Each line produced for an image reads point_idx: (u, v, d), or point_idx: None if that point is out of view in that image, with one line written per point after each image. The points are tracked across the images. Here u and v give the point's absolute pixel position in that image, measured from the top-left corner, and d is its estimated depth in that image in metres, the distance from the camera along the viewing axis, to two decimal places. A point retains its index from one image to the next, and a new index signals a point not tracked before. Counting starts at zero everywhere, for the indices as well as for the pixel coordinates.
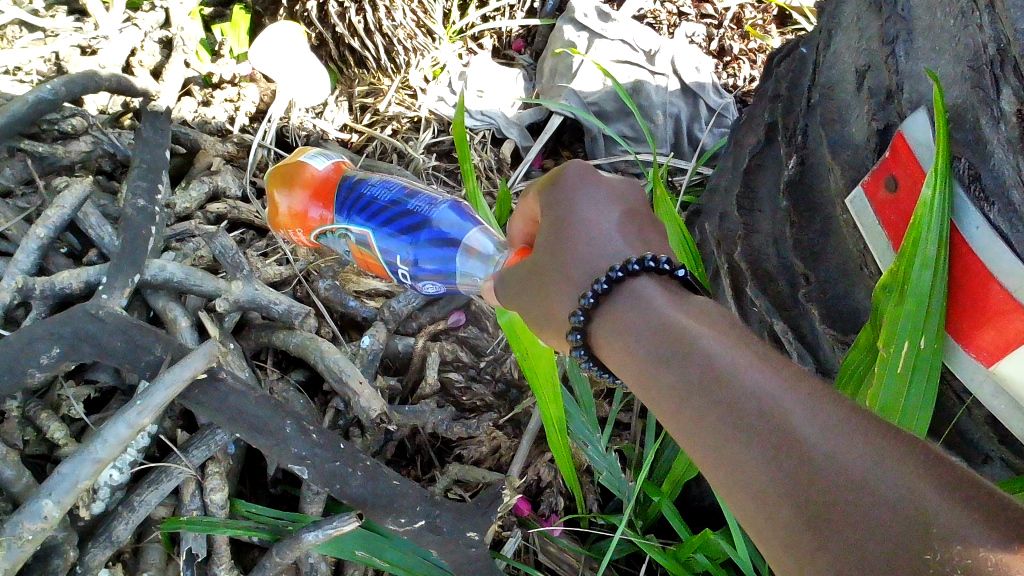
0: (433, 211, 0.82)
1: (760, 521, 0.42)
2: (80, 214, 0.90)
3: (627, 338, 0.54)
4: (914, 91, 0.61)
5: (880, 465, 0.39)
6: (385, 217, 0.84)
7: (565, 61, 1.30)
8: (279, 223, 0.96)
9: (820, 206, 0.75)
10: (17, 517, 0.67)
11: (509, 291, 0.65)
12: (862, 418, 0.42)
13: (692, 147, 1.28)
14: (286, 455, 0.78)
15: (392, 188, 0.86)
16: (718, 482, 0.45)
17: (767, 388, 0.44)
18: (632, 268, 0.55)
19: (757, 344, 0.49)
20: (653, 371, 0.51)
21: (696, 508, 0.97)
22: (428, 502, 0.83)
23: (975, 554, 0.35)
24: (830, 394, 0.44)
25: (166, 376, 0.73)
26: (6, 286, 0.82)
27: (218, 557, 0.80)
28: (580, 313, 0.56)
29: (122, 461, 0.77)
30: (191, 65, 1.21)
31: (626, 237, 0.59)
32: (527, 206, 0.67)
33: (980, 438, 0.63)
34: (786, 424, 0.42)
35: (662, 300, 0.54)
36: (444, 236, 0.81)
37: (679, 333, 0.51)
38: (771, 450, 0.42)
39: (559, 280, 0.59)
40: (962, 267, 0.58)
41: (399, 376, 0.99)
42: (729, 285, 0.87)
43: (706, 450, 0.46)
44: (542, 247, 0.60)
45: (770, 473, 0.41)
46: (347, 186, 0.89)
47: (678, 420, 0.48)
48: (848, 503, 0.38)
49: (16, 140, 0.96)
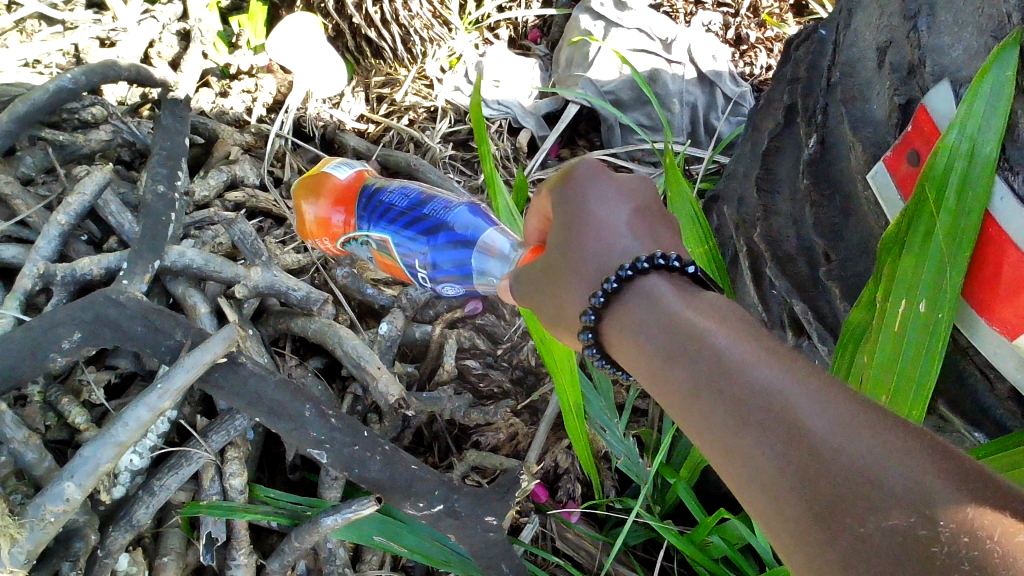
0: (449, 213, 0.81)
1: (769, 515, 0.41)
2: (100, 201, 0.90)
3: (637, 335, 0.53)
4: (937, 65, 0.61)
5: (888, 456, 0.39)
6: (404, 221, 0.84)
7: (582, 50, 1.30)
8: (307, 231, 0.97)
9: (841, 185, 0.74)
10: (40, 499, 0.68)
11: (524, 291, 0.65)
12: (871, 412, 0.42)
13: (710, 136, 1.29)
14: (305, 438, 0.79)
15: (410, 194, 0.86)
16: (728, 477, 0.45)
17: (776, 383, 0.44)
18: (641, 266, 0.54)
19: (766, 339, 0.48)
20: (662, 367, 0.50)
21: (714, 492, 0.97)
22: (447, 487, 0.82)
23: (983, 546, 0.35)
24: (841, 389, 0.44)
25: (185, 360, 0.73)
26: (28, 272, 0.82)
27: (237, 542, 0.80)
28: (591, 312, 0.56)
29: (142, 446, 0.78)
30: (209, 56, 1.23)
31: (637, 235, 0.58)
32: (539, 204, 0.67)
33: (1002, 413, 0.63)
34: (795, 418, 0.42)
35: (672, 296, 0.54)
36: (460, 237, 0.80)
37: (687, 329, 0.50)
38: (781, 443, 0.41)
39: (571, 279, 0.58)
40: (987, 243, 0.58)
41: (417, 362, 1.00)
42: (748, 268, 0.87)
43: (716, 445, 0.45)
44: (554, 247, 0.60)
45: (777, 467, 0.41)
46: (366, 194, 0.90)
47: (687, 416, 0.48)
48: (856, 496, 0.38)
49: (36, 128, 0.97)
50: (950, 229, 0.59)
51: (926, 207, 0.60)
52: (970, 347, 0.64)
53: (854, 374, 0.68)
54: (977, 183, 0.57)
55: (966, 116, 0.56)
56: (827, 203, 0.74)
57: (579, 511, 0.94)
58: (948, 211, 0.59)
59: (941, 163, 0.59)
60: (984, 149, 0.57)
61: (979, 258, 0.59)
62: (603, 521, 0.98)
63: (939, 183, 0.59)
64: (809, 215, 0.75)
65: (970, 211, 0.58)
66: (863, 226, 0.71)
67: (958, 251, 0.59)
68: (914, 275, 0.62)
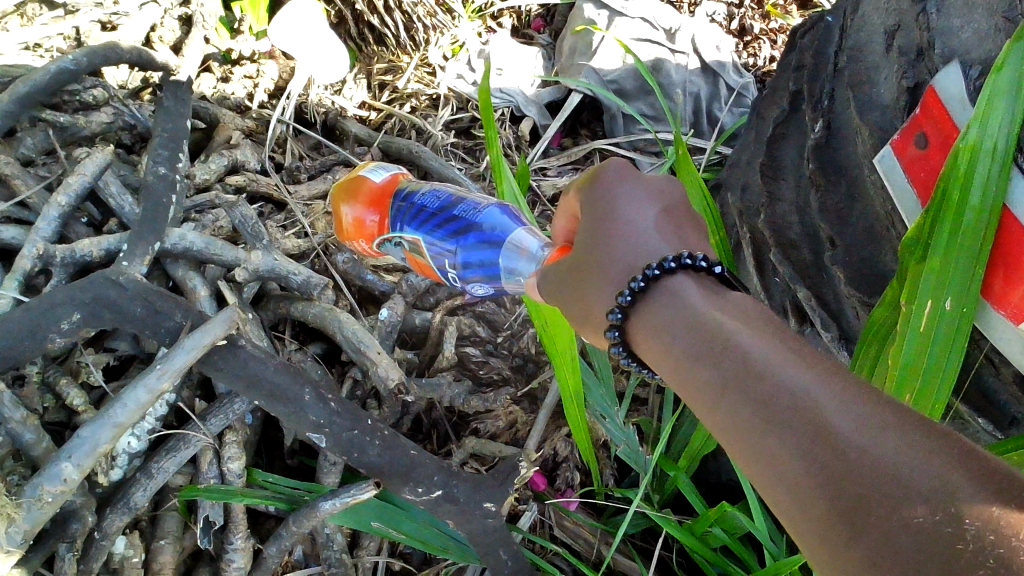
0: (478, 215, 0.80)
1: (796, 515, 0.41)
2: (101, 182, 0.90)
3: (662, 334, 0.53)
4: (947, 47, 0.61)
5: (914, 455, 0.38)
6: (434, 223, 0.83)
7: (586, 39, 1.30)
8: (344, 233, 0.96)
9: (847, 171, 0.74)
10: (37, 480, 0.67)
11: (549, 288, 0.64)
12: (898, 414, 0.41)
13: (711, 126, 1.28)
14: (303, 422, 0.78)
15: (441, 196, 0.85)
16: (756, 479, 0.44)
17: (804, 385, 0.43)
18: (668, 266, 0.53)
19: (794, 342, 0.48)
20: (687, 367, 0.49)
21: (714, 483, 0.97)
22: (446, 473, 0.82)
23: (1009, 544, 0.34)
24: (871, 392, 0.43)
25: (185, 341, 0.72)
26: (27, 253, 0.82)
27: (235, 525, 0.79)
28: (618, 310, 0.55)
29: (140, 428, 0.77)
30: (211, 41, 1.22)
31: (664, 236, 0.57)
32: (566, 202, 0.65)
33: (1007, 399, 0.62)
34: (822, 419, 0.41)
35: (698, 297, 0.53)
36: (488, 237, 0.79)
37: (712, 329, 0.50)
38: (807, 444, 0.41)
39: (597, 279, 0.57)
40: (1006, 241, 0.57)
41: (416, 350, 0.99)
42: (752, 255, 0.87)
43: (744, 446, 0.45)
44: (580, 245, 0.59)
45: (804, 467, 0.40)
46: (400, 197, 0.89)
47: (715, 419, 0.47)
48: (881, 494, 0.37)
49: (37, 109, 0.97)
50: (973, 229, 0.58)
51: (949, 209, 0.58)
52: (977, 332, 0.64)
53: (878, 373, 0.66)
54: (999, 179, 0.56)
55: (987, 111, 0.56)
56: (833, 187, 0.74)
57: (578, 499, 0.93)
58: (972, 210, 0.57)
59: (963, 165, 0.57)
60: (1005, 144, 0.56)
61: (996, 252, 0.58)
62: (600, 509, 0.98)
63: (962, 183, 0.57)
64: (815, 200, 0.75)
65: (992, 208, 0.57)
66: (865, 211, 0.71)
67: (978, 249, 0.58)
68: (940, 276, 0.59)
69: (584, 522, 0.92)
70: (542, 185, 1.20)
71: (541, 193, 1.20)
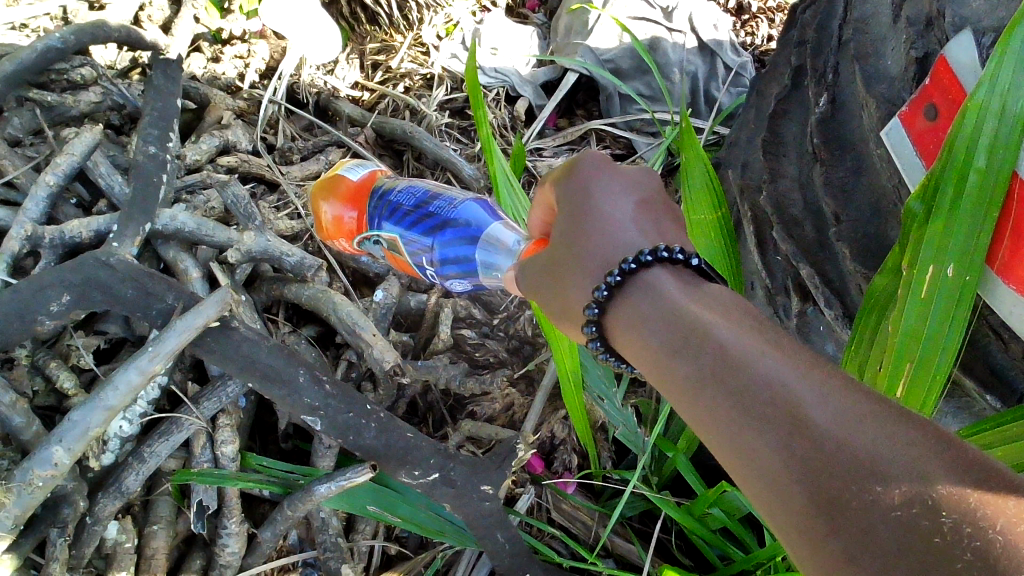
0: (454, 211, 0.79)
1: (775, 511, 0.39)
2: (90, 162, 0.88)
3: (640, 328, 0.51)
4: (957, 16, 0.60)
5: (889, 444, 0.36)
6: (411, 220, 0.82)
7: (581, 18, 1.28)
8: (324, 231, 0.95)
9: (852, 145, 0.73)
10: (27, 464, 0.66)
11: (529, 282, 0.63)
12: (876, 404, 0.39)
13: (709, 106, 1.27)
14: (298, 405, 0.77)
15: (417, 193, 0.83)
16: (734, 475, 0.42)
17: (778, 376, 0.42)
18: (644, 259, 0.52)
19: (772, 332, 0.46)
20: (666, 362, 0.48)
21: (712, 465, 0.97)
22: (443, 455, 0.81)
23: (985, 536, 0.32)
24: (849, 382, 0.41)
25: (177, 324, 0.71)
26: (15, 234, 0.81)
27: (229, 510, 0.78)
28: (595, 305, 0.54)
29: (132, 412, 0.75)
30: (202, 21, 1.19)
31: (643, 229, 0.56)
32: (542, 195, 0.64)
33: (1016, 376, 0.61)
34: (798, 410, 0.40)
35: (675, 290, 0.51)
36: (465, 233, 0.77)
37: (688, 322, 0.48)
38: (784, 437, 0.39)
39: (576, 272, 0.56)
40: (1016, 207, 0.56)
41: (412, 332, 0.99)
42: (754, 235, 0.86)
43: (720, 442, 0.43)
44: (558, 238, 0.58)
45: (781, 461, 0.39)
46: (377, 195, 0.87)
47: (693, 415, 0.46)
48: (857, 487, 0.36)
49: (24, 89, 0.95)
50: (978, 192, 0.57)
51: (954, 171, 0.57)
52: (984, 310, 0.63)
53: (877, 345, 0.64)
54: (1007, 142, 0.56)
55: (996, 72, 0.55)
56: (838, 162, 0.73)
57: (575, 481, 0.93)
58: (977, 171, 0.57)
59: (969, 125, 0.56)
60: (1015, 105, 0.55)
61: (1002, 220, 0.58)
62: (598, 491, 0.97)
63: (967, 144, 0.56)
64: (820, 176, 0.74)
65: (1000, 171, 0.56)
66: (872, 184, 0.70)
67: (983, 214, 0.57)
68: (942, 241, 0.58)
69: (582, 505, 0.92)
70: (538, 165, 1.19)
71: (537, 173, 1.19)
